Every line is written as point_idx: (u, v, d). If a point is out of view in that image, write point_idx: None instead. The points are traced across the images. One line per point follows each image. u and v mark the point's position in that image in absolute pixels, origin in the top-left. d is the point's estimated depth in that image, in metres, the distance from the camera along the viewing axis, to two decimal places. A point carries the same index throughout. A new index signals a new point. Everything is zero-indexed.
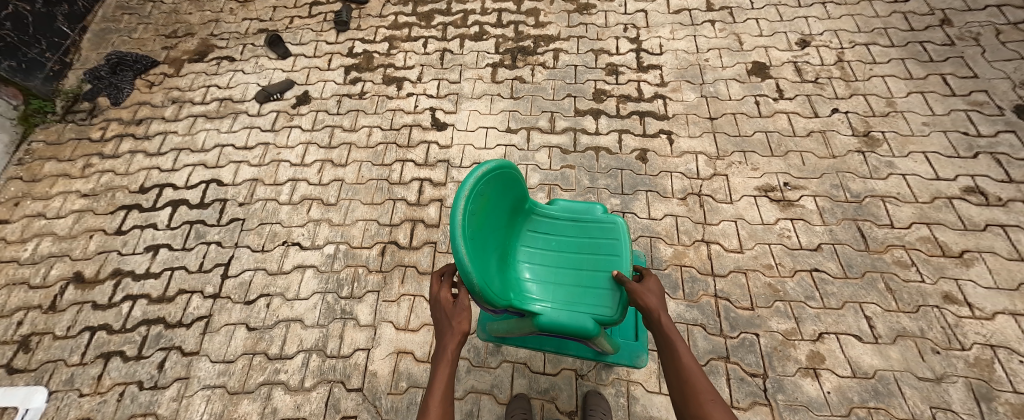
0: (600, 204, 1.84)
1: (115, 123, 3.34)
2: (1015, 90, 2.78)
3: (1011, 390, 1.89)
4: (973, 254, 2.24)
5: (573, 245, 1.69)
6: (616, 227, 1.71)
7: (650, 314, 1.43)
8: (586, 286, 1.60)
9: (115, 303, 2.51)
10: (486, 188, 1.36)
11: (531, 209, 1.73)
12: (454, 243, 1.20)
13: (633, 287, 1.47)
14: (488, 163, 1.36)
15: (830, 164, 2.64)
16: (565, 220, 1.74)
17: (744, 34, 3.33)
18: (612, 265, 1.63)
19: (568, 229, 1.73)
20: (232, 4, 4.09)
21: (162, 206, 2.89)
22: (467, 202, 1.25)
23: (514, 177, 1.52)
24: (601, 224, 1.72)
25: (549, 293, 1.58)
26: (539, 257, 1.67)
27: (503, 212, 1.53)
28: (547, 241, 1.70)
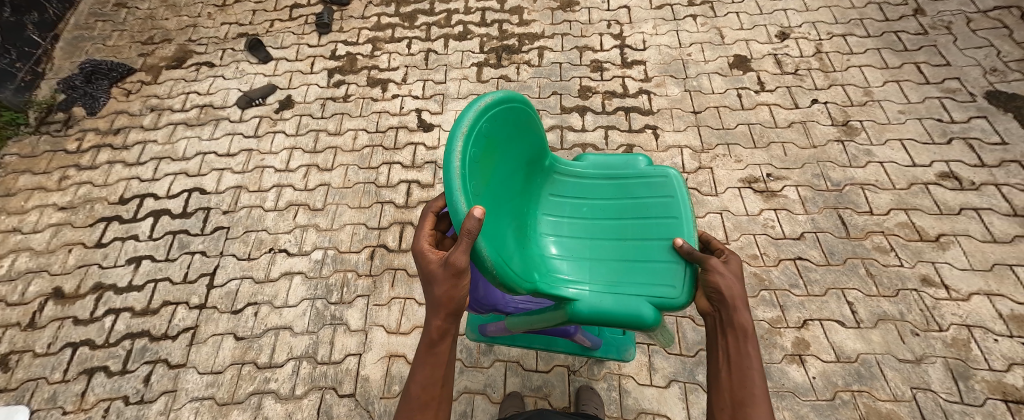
0: (643, 155, 1.50)
1: (91, 133, 3.26)
2: (986, 76, 2.85)
3: (986, 367, 1.95)
4: (949, 237, 2.30)
5: (610, 209, 1.39)
6: (666, 181, 1.38)
7: (726, 301, 1.08)
8: (633, 261, 1.29)
9: (98, 317, 2.45)
10: (493, 130, 1.05)
11: (553, 166, 1.43)
12: (452, 201, 0.90)
13: (715, 263, 1.13)
14: (493, 93, 1.06)
15: (811, 154, 2.68)
16: (599, 178, 1.43)
17: (725, 28, 3.37)
18: (665, 229, 1.31)
19: (605, 188, 1.42)
20: (210, 8, 4.02)
21: (143, 217, 2.84)
22: (466, 143, 0.95)
23: (528, 121, 1.21)
24: (646, 180, 1.39)
25: (585, 272, 1.28)
26: (568, 227, 1.37)
27: (518, 169, 1.23)
28: (575, 207, 1.40)
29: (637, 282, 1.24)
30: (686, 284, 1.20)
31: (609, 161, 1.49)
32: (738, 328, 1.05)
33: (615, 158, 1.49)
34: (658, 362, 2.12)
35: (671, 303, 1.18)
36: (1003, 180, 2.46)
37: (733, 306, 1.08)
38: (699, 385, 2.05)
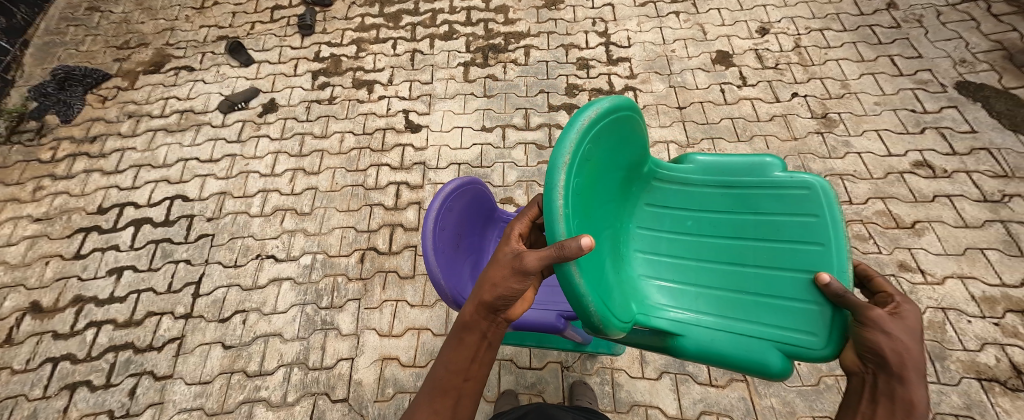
0: (773, 155, 1.23)
1: (66, 142, 3.17)
2: (956, 67, 2.95)
3: (961, 348, 2.02)
4: (924, 224, 2.37)
5: (726, 226, 1.26)
6: (806, 195, 1.17)
7: (894, 366, 0.91)
8: (756, 294, 1.18)
9: (78, 330, 2.39)
10: (593, 150, 1.01)
11: (652, 172, 1.32)
12: (552, 233, 0.89)
13: (881, 317, 0.95)
14: (593, 108, 1.00)
15: (792, 146, 2.74)
16: (710, 188, 1.28)
17: (707, 24, 3.42)
18: (801, 258, 1.15)
19: (719, 199, 1.27)
20: (188, 11, 3.93)
21: (124, 226, 2.77)
22: (568, 172, 0.92)
23: (628, 129, 1.12)
24: (774, 192, 1.21)
25: (691, 302, 1.23)
26: (668, 245, 1.31)
27: (613, 184, 1.19)
28: (679, 221, 1.31)
29: (758, 319, 1.15)
30: (829, 331, 1.07)
31: (725, 162, 1.28)
32: (906, 398, 0.89)
33: (735, 158, 1.26)
34: (650, 354, 2.14)
35: (807, 353, 1.08)
36: (973, 167, 2.54)
37: (904, 374, 0.90)
38: (690, 376, 2.08)
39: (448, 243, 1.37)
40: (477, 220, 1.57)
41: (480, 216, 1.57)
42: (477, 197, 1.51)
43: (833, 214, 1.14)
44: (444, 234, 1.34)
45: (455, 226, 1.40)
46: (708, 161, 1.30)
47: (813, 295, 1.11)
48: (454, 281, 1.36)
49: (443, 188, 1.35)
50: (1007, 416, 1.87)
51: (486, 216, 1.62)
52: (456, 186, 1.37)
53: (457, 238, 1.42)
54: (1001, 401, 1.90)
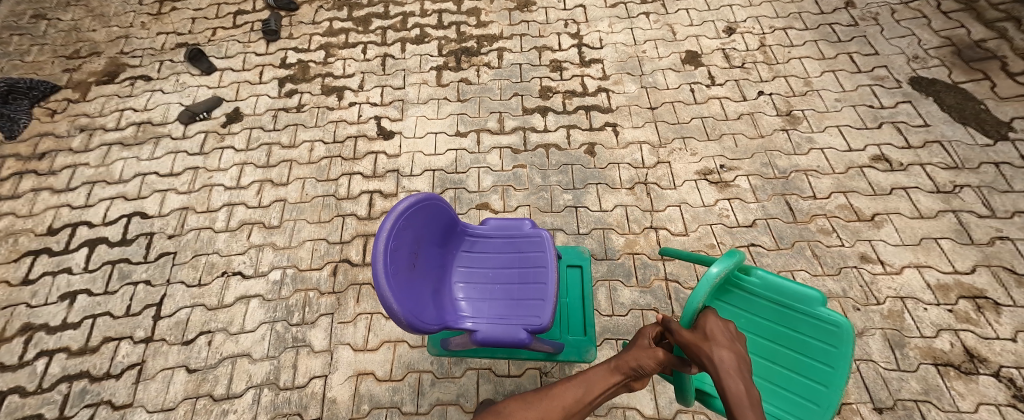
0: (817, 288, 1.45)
1: (12, 160, 2.99)
2: (910, 63, 3.06)
3: (918, 335, 2.08)
4: (883, 216, 2.45)
5: (767, 331, 1.49)
6: (841, 330, 1.40)
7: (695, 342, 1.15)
8: (778, 385, 1.43)
9: (27, 361, 2.24)
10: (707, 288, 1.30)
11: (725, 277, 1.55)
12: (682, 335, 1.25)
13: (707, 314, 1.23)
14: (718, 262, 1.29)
15: (759, 143, 2.79)
16: (764, 299, 1.51)
17: (677, 24, 3.46)
18: (816, 371, 1.40)
19: (769, 313, 1.50)
20: (144, 18, 3.76)
21: (76, 247, 2.61)
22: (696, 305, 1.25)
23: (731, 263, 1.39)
24: (815, 320, 1.44)
25: None
26: None
27: None
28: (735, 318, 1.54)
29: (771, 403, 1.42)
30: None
31: (783, 283, 1.49)
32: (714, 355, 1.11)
33: (790, 283, 1.48)
34: None
35: None
36: (927, 159, 2.64)
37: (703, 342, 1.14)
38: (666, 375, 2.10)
39: (403, 263, 1.30)
40: (435, 235, 1.53)
41: (438, 231, 1.55)
42: (435, 212, 1.50)
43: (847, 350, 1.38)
44: (398, 255, 1.28)
45: (410, 243, 1.36)
46: (767, 277, 1.51)
47: (823, 400, 1.36)
48: (411, 302, 1.29)
49: (398, 206, 1.32)
50: (962, 400, 1.92)
51: (445, 230, 1.60)
52: (410, 203, 1.35)
53: (413, 256, 1.37)
54: (955, 385, 1.96)
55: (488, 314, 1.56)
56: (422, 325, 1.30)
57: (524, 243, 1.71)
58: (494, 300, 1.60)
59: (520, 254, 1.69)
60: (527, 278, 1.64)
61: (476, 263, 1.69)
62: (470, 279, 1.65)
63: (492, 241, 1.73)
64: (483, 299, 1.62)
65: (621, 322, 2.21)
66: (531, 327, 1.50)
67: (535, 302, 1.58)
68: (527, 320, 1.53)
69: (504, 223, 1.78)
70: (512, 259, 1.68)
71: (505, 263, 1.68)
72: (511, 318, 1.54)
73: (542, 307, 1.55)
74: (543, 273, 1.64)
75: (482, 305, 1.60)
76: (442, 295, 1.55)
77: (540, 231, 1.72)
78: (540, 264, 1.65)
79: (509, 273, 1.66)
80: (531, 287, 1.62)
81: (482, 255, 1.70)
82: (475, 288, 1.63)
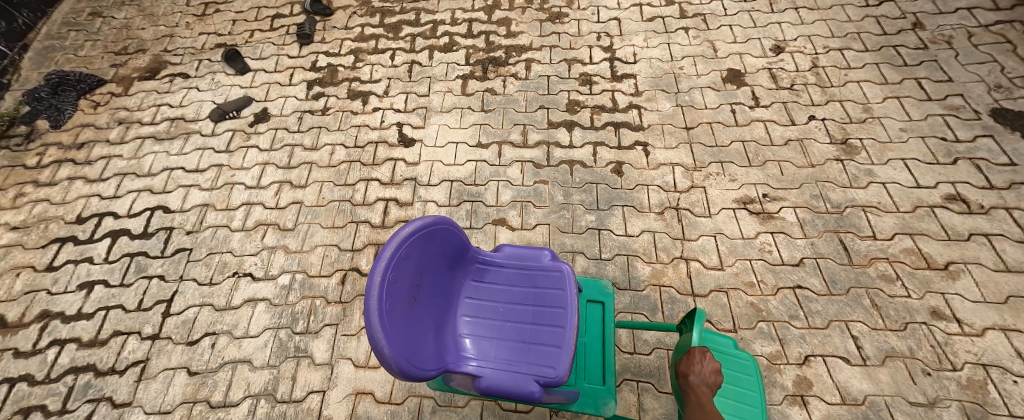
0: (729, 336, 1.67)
1: (53, 148, 3.10)
2: (991, 93, 2.73)
3: (1006, 413, 1.76)
4: (958, 265, 2.13)
5: None
6: (750, 364, 1.58)
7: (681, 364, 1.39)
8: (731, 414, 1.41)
9: (40, 349, 2.26)
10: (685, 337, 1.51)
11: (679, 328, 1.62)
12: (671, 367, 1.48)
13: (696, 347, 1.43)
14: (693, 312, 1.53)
15: (809, 173, 2.53)
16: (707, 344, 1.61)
17: (718, 41, 3.25)
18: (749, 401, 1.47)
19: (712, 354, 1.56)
20: (189, 18, 3.89)
21: (100, 238, 2.65)
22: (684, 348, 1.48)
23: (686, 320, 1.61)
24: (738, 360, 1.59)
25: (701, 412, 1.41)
26: None
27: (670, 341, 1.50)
28: None
29: None
30: None
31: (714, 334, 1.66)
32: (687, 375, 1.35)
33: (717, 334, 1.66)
34: (649, 401, 1.90)
35: None
36: (1012, 203, 2.31)
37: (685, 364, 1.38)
38: None
39: (401, 297, 1.16)
40: (441, 263, 1.39)
41: (445, 258, 1.41)
42: (443, 238, 1.36)
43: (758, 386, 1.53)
44: (397, 288, 1.14)
45: (412, 274, 1.22)
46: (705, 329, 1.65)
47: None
48: (406, 344, 1.15)
49: (401, 232, 1.19)
50: None
51: (454, 257, 1.46)
52: (416, 228, 1.21)
53: (413, 288, 1.22)
54: None
55: (495, 357, 1.40)
56: (416, 371, 1.15)
57: (541, 277, 1.56)
58: (502, 340, 1.44)
59: (537, 290, 1.53)
60: (542, 319, 1.47)
61: (485, 296, 1.53)
62: (477, 314, 1.50)
63: (506, 272, 1.58)
64: (490, 339, 1.45)
65: (643, 362, 2.00)
66: (543, 379, 1.33)
67: (549, 349, 1.40)
68: (538, 370, 1.36)
69: (521, 252, 1.63)
70: (527, 295, 1.52)
71: (518, 299, 1.52)
72: (520, 365, 1.37)
73: (557, 356, 1.38)
74: (560, 316, 1.46)
75: (488, 345, 1.44)
76: (443, 331, 1.39)
77: (560, 265, 1.56)
78: (558, 304, 1.49)
79: (522, 310, 1.50)
80: (546, 330, 1.45)
81: (493, 287, 1.55)
82: (483, 324, 1.48)
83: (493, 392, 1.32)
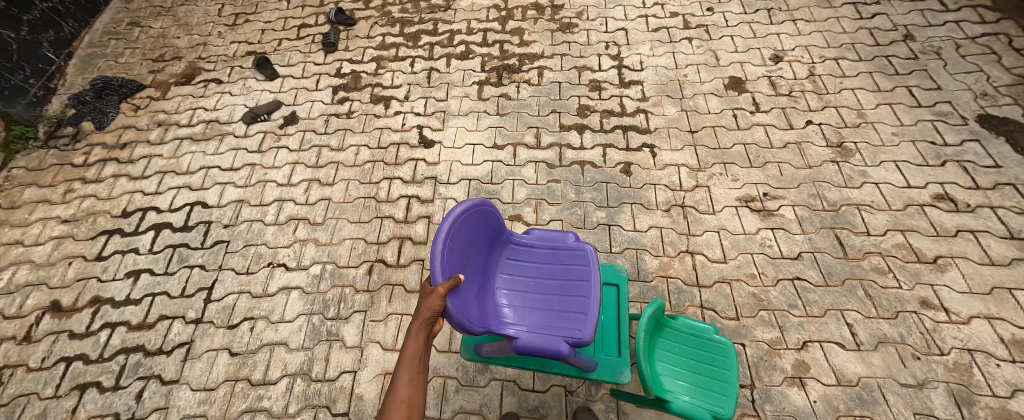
0: (710, 324, 2.03)
1: (98, 148, 3.32)
2: (978, 100, 2.88)
3: (990, 393, 1.91)
4: (946, 259, 2.28)
5: (690, 353, 1.91)
6: (727, 346, 1.93)
7: None
8: (702, 387, 1.81)
9: (94, 331, 2.46)
10: (647, 324, 1.69)
11: (665, 322, 1.97)
12: None
13: None
14: (651, 304, 1.74)
15: (807, 174, 2.69)
16: (686, 332, 1.97)
17: (720, 50, 3.43)
18: (721, 375, 1.84)
19: (687, 340, 1.95)
20: (221, 28, 4.13)
21: (145, 230, 2.86)
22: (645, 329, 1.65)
23: (658, 307, 1.79)
24: (714, 343, 1.95)
25: (682, 386, 1.81)
26: (668, 359, 1.88)
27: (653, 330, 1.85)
28: (672, 347, 1.92)
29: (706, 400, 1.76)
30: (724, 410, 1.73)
31: (694, 322, 2.01)
32: None
33: (698, 321, 2.02)
34: None
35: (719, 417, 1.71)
36: (998, 202, 2.45)
37: None
38: None
39: (456, 264, 1.37)
40: (483, 240, 1.59)
41: (487, 236, 1.61)
42: (486, 217, 1.56)
43: (731, 364, 1.88)
44: (452, 256, 1.35)
45: (462, 245, 1.42)
46: (686, 320, 2.01)
47: (727, 391, 1.79)
48: (459, 303, 1.34)
49: (454, 209, 1.40)
50: None
51: (493, 236, 1.65)
52: (467, 207, 1.42)
53: (464, 258, 1.42)
54: None
55: (530, 323, 1.58)
56: (468, 326, 1.34)
57: (567, 256, 1.73)
58: (534, 309, 1.62)
59: (564, 267, 1.70)
60: (569, 291, 1.65)
61: (519, 272, 1.71)
62: (513, 287, 1.67)
63: (537, 251, 1.76)
64: (524, 308, 1.63)
65: None
66: (572, 340, 1.50)
67: (576, 316, 1.57)
68: (567, 333, 1.53)
69: (548, 235, 1.81)
70: (555, 271, 1.70)
71: (548, 275, 1.70)
72: (552, 329, 1.54)
73: (583, 321, 1.55)
74: (586, 288, 1.63)
75: (523, 313, 1.61)
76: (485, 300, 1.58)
77: (584, 245, 1.73)
78: (583, 278, 1.66)
79: (552, 284, 1.67)
80: (573, 300, 1.62)
81: (526, 264, 1.73)
82: (517, 296, 1.65)
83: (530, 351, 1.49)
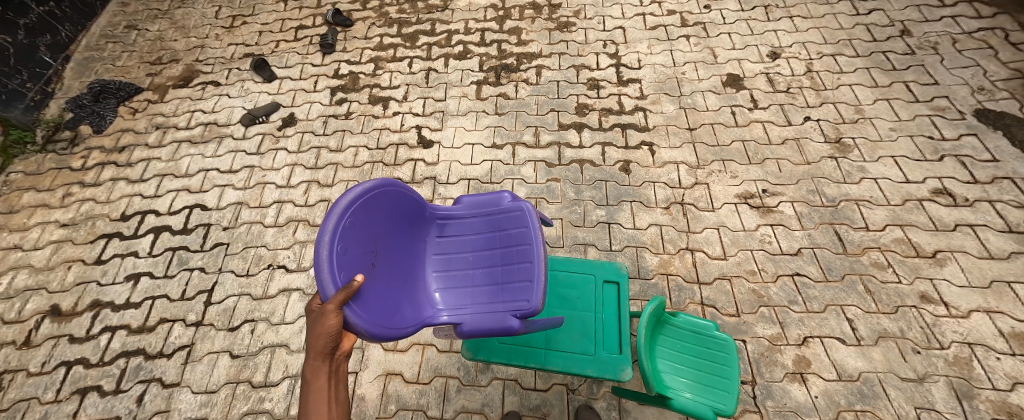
0: (711, 320, 2.03)
1: (97, 152, 3.32)
2: (975, 95, 2.88)
3: (990, 387, 1.92)
4: (945, 254, 2.28)
5: (691, 350, 1.92)
6: (728, 343, 1.93)
7: None
8: (703, 383, 1.82)
9: (94, 335, 2.45)
10: (647, 322, 1.69)
11: (664, 319, 1.97)
12: None
13: None
14: (650, 302, 1.74)
15: (805, 170, 2.69)
16: (686, 329, 1.97)
17: (718, 48, 3.43)
18: (722, 371, 1.85)
19: (688, 337, 1.95)
20: (218, 30, 4.12)
21: (144, 233, 2.86)
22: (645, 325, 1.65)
23: (658, 305, 1.79)
24: (715, 339, 1.95)
25: (684, 383, 1.81)
26: (668, 356, 1.89)
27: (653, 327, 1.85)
28: (673, 344, 1.92)
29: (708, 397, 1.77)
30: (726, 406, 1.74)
31: (695, 319, 2.01)
32: None
33: (698, 317, 2.02)
34: None
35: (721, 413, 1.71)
36: (996, 196, 2.46)
37: None
38: None
39: (359, 263, 1.30)
40: (398, 225, 1.52)
41: (402, 219, 1.54)
42: (391, 200, 1.47)
43: (733, 360, 1.88)
44: (351, 255, 1.27)
45: (364, 240, 1.34)
46: (687, 317, 2.02)
47: (729, 387, 1.80)
48: (374, 305, 1.31)
49: (340, 203, 1.28)
50: None
51: (411, 217, 1.59)
52: (355, 197, 1.31)
53: (371, 252, 1.36)
54: None
55: (475, 302, 1.59)
56: (387, 329, 1.32)
57: (502, 220, 1.71)
58: (477, 287, 1.62)
59: (503, 235, 1.68)
60: (511, 258, 1.63)
61: (456, 251, 1.70)
62: (452, 267, 1.67)
63: (472, 224, 1.74)
64: (468, 287, 1.64)
65: None
66: (520, 312, 1.51)
67: (521, 284, 1.57)
68: (514, 305, 1.53)
69: (480, 201, 1.77)
70: (493, 241, 1.69)
71: (486, 247, 1.69)
72: (496, 304, 1.55)
73: (529, 289, 1.54)
74: (528, 252, 1.61)
75: (466, 293, 1.62)
76: (420, 290, 1.58)
77: (520, 205, 1.69)
78: (523, 242, 1.63)
79: (493, 255, 1.67)
80: (517, 268, 1.61)
81: (462, 242, 1.71)
82: (457, 276, 1.65)
83: (477, 333, 1.51)
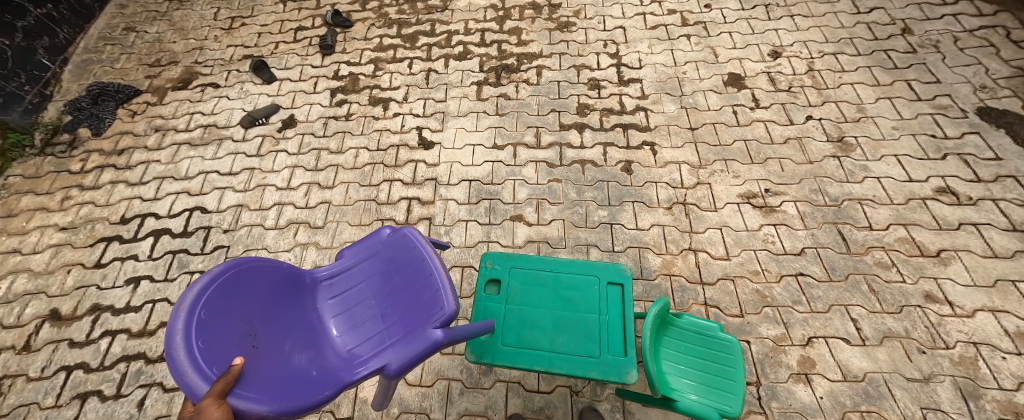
0: (714, 321, 2.03)
1: (96, 155, 3.30)
2: (976, 93, 2.88)
3: (996, 386, 1.91)
4: (949, 253, 2.28)
5: (696, 351, 1.91)
6: (732, 344, 1.93)
7: None
8: (708, 385, 1.81)
9: (94, 339, 2.44)
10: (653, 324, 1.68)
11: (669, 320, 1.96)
12: None
13: None
14: (656, 303, 1.73)
15: (807, 169, 2.69)
16: (690, 330, 1.96)
17: (718, 47, 3.42)
18: (726, 372, 1.85)
19: (692, 339, 1.94)
20: (217, 32, 4.11)
21: (144, 237, 2.84)
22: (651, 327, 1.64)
23: (663, 307, 1.78)
24: (719, 340, 1.94)
25: (689, 384, 1.80)
26: (673, 357, 1.87)
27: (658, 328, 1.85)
28: (677, 345, 1.91)
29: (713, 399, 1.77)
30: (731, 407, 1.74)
31: (698, 320, 2.00)
32: None
33: (701, 318, 2.01)
34: None
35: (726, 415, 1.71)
36: (999, 194, 2.45)
37: None
38: None
39: (233, 346, 1.19)
40: (277, 300, 1.45)
41: (280, 290, 1.47)
42: (258, 274, 1.40)
43: (737, 361, 1.88)
44: (219, 342, 1.16)
45: (234, 324, 1.24)
46: (690, 318, 2.01)
47: (733, 389, 1.80)
48: (264, 383, 1.19)
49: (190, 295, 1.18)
50: None
51: (290, 288, 1.53)
52: (208, 282, 1.22)
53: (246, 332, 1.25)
54: None
55: (392, 340, 1.53)
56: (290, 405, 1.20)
57: (390, 254, 1.74)
58: (390, 328, 1.57)
59: (394, 266, 1.71)
60: (415, 282, 1.64)
61: (354, 304, 1.66)
62: (358, 321, 1.61)
63: (360, 273, 1.73)
64: (381, 334, 1.57)
65: None
66: (438, 321, 1.48)
67: (430, 298, 1.56)
68: (430, 320, 1.51)
69: (359, 248, 1.79)
70: (389, 278, 1.70)
71: (384, 288, 1.69)
72: (415, 328, 1.51)
73: (439, 299, 1.54)
74: (427, 270, 1.64)
75: (381, 338, 1.55)
76: (327, 357, 1.47)
77: (398, 232, 1.76)
78: (418, 262, 1.67)
79: (395, 290, 1.66)
80: (421, 289, 1.61)
81: (358, 294, 1.69)
82: (365, 328, 1.59)
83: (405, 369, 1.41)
